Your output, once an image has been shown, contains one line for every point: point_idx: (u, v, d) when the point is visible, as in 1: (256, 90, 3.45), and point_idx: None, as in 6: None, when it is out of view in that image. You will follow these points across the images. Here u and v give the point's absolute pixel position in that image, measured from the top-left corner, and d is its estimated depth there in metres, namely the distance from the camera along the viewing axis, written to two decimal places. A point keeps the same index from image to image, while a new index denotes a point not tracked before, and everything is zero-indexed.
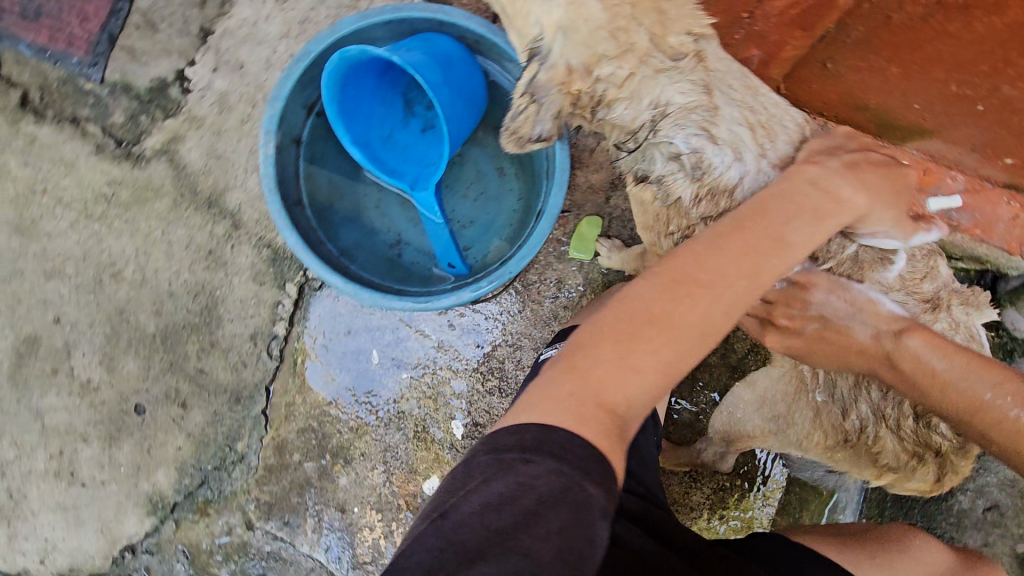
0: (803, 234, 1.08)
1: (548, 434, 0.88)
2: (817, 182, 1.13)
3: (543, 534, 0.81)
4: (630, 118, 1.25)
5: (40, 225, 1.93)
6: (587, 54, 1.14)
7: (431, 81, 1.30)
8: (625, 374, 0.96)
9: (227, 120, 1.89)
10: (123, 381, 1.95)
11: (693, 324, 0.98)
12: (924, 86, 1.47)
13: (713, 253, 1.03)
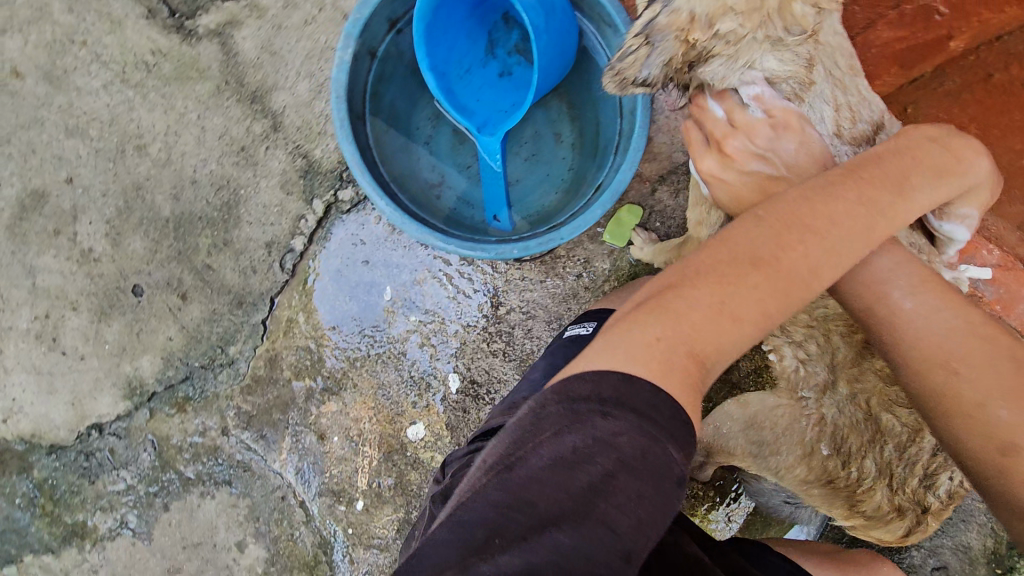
0: (925, 195, 1.00)
1: (628, 386, 0.85)
2: (936, 141, 1.04)
3: (621, 501, 0.81)
4: (718, 77, 1.14)
5: (71, 78, 1.83)
6: (715, 2, 0.95)
7: (534, 23, 1.27)
8: (721, 318, 0.90)
9: (290, 17, 1.81)
10: (126, 259, 1.89)
11: (802, 275, 0.91)
12: (998, 154, 1.45)
13: (828, 201, 0.94)
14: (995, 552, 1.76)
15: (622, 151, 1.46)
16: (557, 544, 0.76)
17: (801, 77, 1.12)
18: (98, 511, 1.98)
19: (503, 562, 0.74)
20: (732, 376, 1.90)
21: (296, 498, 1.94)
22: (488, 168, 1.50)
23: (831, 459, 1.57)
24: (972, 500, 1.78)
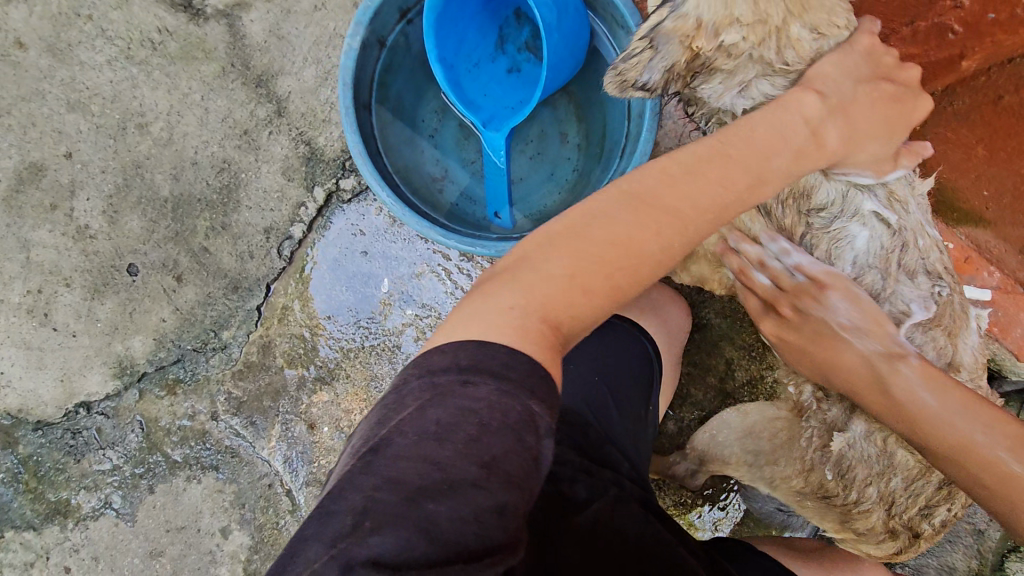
0: (784, 169, 1.05)
1: (486, 352, 0.81)
2: (808, 119, 1.09)
3: (487, 460, 0.75)
4: (716, 95, 1.29)
5: (75, 51, 1.81)
6: (721, 12, 1.08)
7: (547, 20, 1.26)
8: (575, 291, 0.91)
9: (299, 2, 1.79)
10: (122, 237, 1.87)
11: (650, 249, 0.95)
12: (1004, 176, 1.48)
13: (687, 175, 0.98)
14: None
15: (627, 153, 1.45)
16: (428, 516, 0.71)
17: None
18: (82, 490, 1.97)
19: (374, 544, 0.68)
20: (727, 385, 1.89)
21: (282, 487, 1.93)
22: (491, 163, 1.48)
23: (832, 481, 1.55)
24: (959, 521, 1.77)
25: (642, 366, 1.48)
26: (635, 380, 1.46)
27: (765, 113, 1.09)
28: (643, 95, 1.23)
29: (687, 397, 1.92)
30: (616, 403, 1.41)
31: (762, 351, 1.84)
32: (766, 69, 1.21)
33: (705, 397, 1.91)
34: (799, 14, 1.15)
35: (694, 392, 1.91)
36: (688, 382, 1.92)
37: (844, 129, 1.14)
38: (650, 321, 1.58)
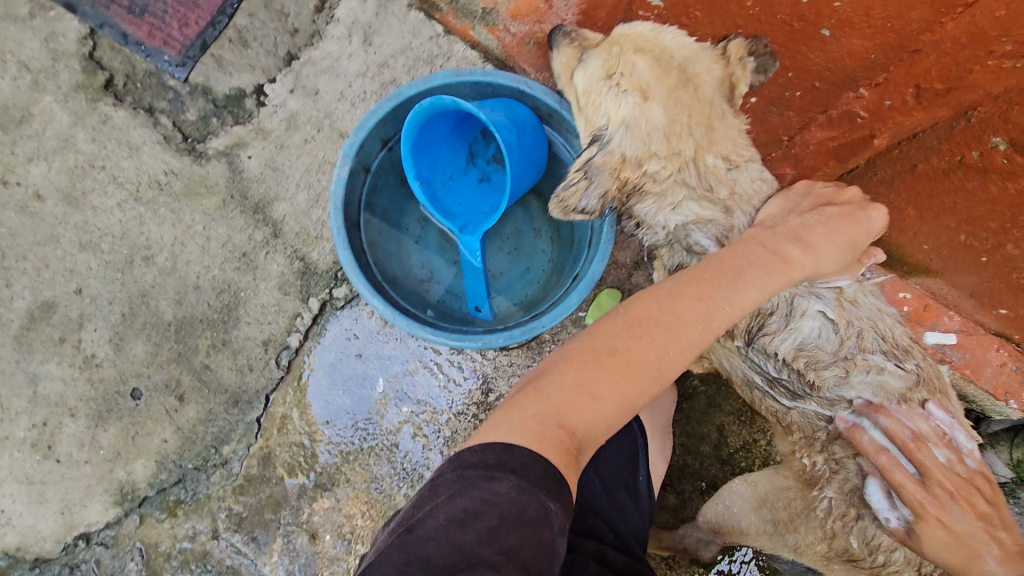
0: (758, 284, 1.14)
1: (510, 452, 0.93)
2: (766, 243, 1.23)
3: (500, 550, 0.87)
4: (651, 213, 1.47)
5: (88, 198, 1.99)
6: (641, 147, 1.30)
7: (508, 142, 1.42)
8: (583, 398, 1.01)
9: (291, 137, 2.04)
10: (127, 363, 1.96)
11: (649, 361, 1.04)
12: (937, 231, 1.70)
13: (675, 298, 1.10)
14: None
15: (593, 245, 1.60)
16: None
17: (722, 220, 1.42)
18: None
19: None
20: (723, 452, 1.93)
21: None
22: (469, 264, 1.62)
23: (858, 547, 1.61)
24: None
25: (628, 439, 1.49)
26: (620, 455, 1.49)
27: (726, 248, 1.25)
28: (585, 218, 1.39)
29: (686, 468, 1.94)
30: (598, 471, 1.46)
31: (750, 414, 1.92)
32: (695, 192, 1.39)
33: (701, 466, 1.93)
34: (710, 147, 1.35)
35: (691, 462, 1.94)
36: (685, 453, 1.94)
37: (806, 245, 1.23)
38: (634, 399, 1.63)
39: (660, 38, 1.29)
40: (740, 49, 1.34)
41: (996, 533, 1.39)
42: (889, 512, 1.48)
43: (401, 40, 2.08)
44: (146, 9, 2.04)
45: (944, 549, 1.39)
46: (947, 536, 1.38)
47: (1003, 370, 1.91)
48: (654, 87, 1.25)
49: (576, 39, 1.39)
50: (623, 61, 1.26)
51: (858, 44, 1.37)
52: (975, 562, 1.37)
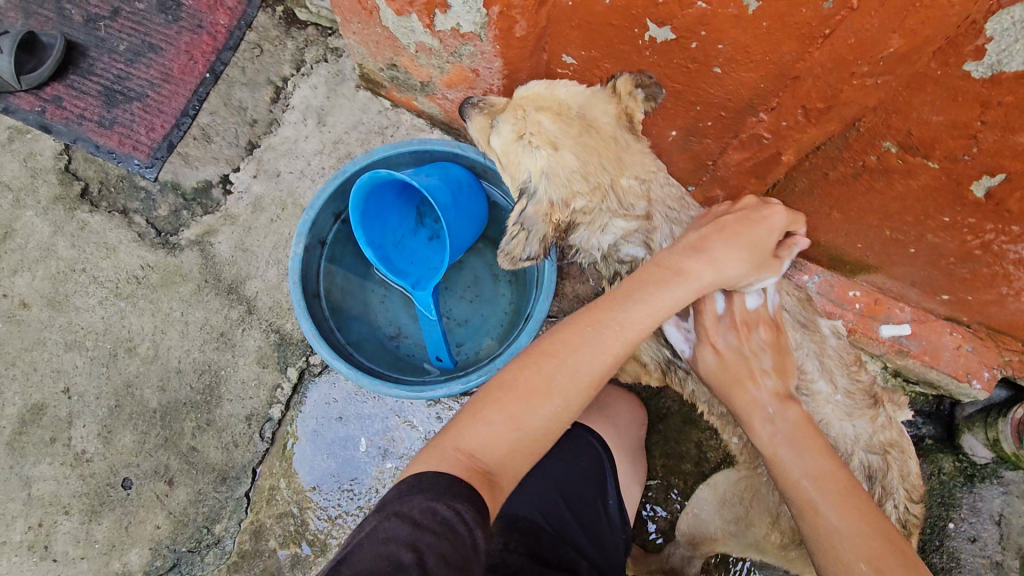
0: (648, 301, 1.20)
1: (416, 479, 1.01)
2: (662, 261, 1.28)
3: (424, 543, 0.90)
4: (586, 239, 1.61)
5: (71, 300, 2.10)
6: (564, 191, 1.46)
7: (443, 203, 1.55)
8: (477, 425, 1.10)
9: (258, 219, 2.17)
10: (116, 454, 2.01)
11: (542, 386, 1.13)
12: (863, 230, 1.82)
13: (568, 328, 1.19)
14: None
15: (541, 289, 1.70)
16: None
17: (645, 229, 1.56)
18: None
19: None
20: (705, 468, 2.01)
21: None
22: (426, 318, 1.73)
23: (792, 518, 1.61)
24: (974, 558, 2.06)
25: (596, 464, 1.62)
26: (589, 482, 1.59)
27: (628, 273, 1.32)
28: (532, 263, 1.57)
29: (671, 488, 2.03)
30: (570, 503, 1.53)
31: None
32: (617, 212, 1.53)
33: (685, 483, 2.01)
34: (622, 172, 1.51)
35: (674, 481, 2.03)
36: (668, 473, 2.04)
37: (700, 254, 1.28)
38: (595, 420, 1.75)
39: (555, 92, 1.49)
40: (628, 84, 1.66)
41: (760, 382, 1.45)
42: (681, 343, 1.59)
43: (352, 118, 2.25)
44: (116, 121, 2.22)
45: (719, 372, 1.48)
46: (717, 364, 1.49)
47: (959, 352, 2.00)
48: (561, 139, 1.43)
49: (484, 108, 1.58)
50: (529, 122, 1.45)
51: (747, 77, 1.47)
52: (734, 388, 1.44)
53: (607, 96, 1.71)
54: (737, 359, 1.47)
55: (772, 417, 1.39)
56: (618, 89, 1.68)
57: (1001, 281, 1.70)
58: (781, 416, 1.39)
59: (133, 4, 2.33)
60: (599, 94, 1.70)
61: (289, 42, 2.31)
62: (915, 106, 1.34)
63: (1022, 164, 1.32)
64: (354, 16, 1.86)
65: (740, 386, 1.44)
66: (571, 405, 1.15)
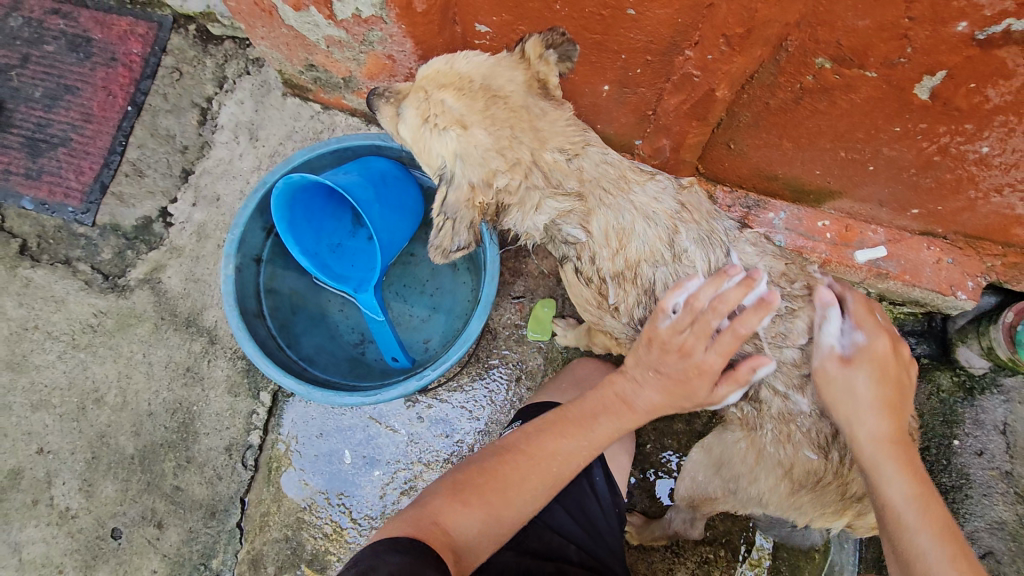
0: (605, 426, 1.33)
1: (394, 542, 1.08)
2: (620, 389, 1.36)
3: None
4: (520, 222, 1.56)
5: (29, 359, 2.06)
6: (483, 172, 1.45)
7: (364, 199, 1.55)
8: (457, 504, 1.20)
9: (205, 247, 2.11)
10: (101, 506, 1.98)
11: (515, 481, 1.24)
12: (818, 154, 1.74)
13: (540, 435, 1.31)
14: None
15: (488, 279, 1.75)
16: None
17: (580, 207, 1.52)
18: None
19: None
20: (697, 425, 2.02)
21: None
22: (374, 320, 1.74)
23: (818, 462, 1.52)
24: (982, 471, 1.96)
25: None
26: None
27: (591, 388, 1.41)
28: (465, 253, 1.56)
29: (666, 449, 2.02)
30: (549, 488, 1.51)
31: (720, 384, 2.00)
32: (547, 190, 1.49)
33: (680, 442, 2.01)
34: (544, 146, 1.48)
35: (669, 442, 2.02)
36: (661, 435, 2.02)
37: (653, 386, 1.33)
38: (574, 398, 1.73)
39: (455, 67, 1.48)
40: (538, 47, 1.50)
41: (887, 420, 1.27)
42: (839, 340, 1.37)
43: (284, 127, 2.17)
44: (43, 171, 2.16)
45: (858, 391, 1.30)
46: (870, 383, 1.29)
47: (941, 266, 1.93)
48: (468, 116, 1.42)
49: (391, 96, 1.57)
50: (432, 104, 1.45)
51: (664, 14, 1.39)
52: (880, 415, 1.27)
53: (515, 63, 1.52)
54: (885, 384, 1.29)
55: (899, 451, 1.24)
56: (527, 53, 1.51)
57: (968, 185, 1.62)
58: (907, 453, 1.25)
59: (42, 47, 2.25)
60: (503, 60, 1.51)
61: (208, 61, 2.22)
62: (838, 14, 1.26)
63: (959, 56, 1.24)
64: (257, 20, 1.76)
65: (882, 415, 1.27)
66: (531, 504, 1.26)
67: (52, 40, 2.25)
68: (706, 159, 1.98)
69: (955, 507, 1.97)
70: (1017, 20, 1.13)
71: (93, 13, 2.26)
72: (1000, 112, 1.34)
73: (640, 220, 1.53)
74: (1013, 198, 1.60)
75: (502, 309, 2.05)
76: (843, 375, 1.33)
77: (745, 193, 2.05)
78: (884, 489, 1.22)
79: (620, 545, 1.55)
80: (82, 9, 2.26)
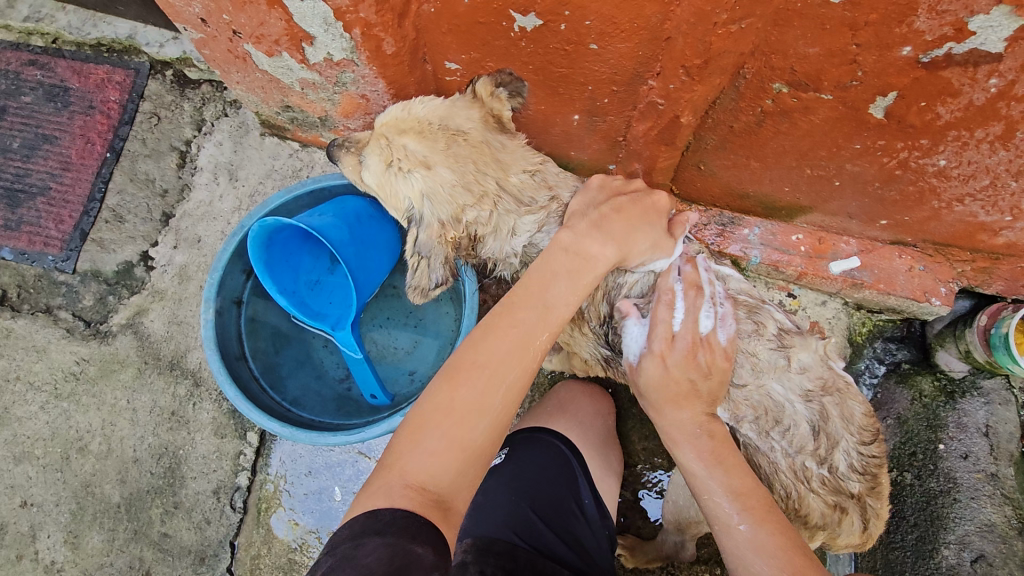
0: (559, 290, 1.23)
1: (373, 518, 0.94)
2: (568, 248, 1.30)
3: None
4: (498, 249, 1.59)
5: (11, 411, 2.05)
6: (451, 208, 1.50)
7: (338, 240, 1.60)
8: (419, 452, 1.03)
9: (188, 288, 2.10)
10: (87, 558, 1.95)
11: (478, 399, 1.09)
12: (785, 172, 1.78)
13: (486, 335, 1.15)
14: (1016, 520, 1.88)
15: (467, 312, 1.78)
16: None
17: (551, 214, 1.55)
18: None
19: None
20: None
21: None
22: (352, 357, 1.76)
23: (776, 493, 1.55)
24: (969, 474, 1.96)
25: (562, 460, 1.63)
26: (559, 486, 1.57)
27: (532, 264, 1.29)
28: (442, 288, 1.65)
29: (656, 468, 2.02)
30: (541, 514, 1.48)
31: None
32: (520, 211, 1.55)
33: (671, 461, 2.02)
34: (508, 172, 1.54)
35: (659, 461, 2.02)
36: (651, 455, 2.03)
37: (620, 216, 1.37)
38: (560, 422, 1.77)
39: (413, 112, 1.52)
40: (488, 86, 1.64)
41: (678, 405, 1.32)
42: (633, 350, 1.43)
43: (263, 166, 2.18)
44: (22, 221, 2.18)
45: (655, 387, 1.34)
46: (661, 376, 1.33)
47: (913, 274, 1.97)
48: (431, 157, 1.47)
49: (351, 146, 1.61)
50: (395, 149, 1.49)
51: (624, 47, 1.43)
52: (674, 404, 1.32)
53: (469, 102, 1.64)
54: (685, 377, 1.32)
55: (699, 437, 1.30)
56: (479, 92, 1.65)
57: (930, 197, 1.66)
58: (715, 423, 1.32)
59: (19, 99, 2.27)
60: (457, 101, 1.56)
61: (185, 104, 2.25)
62: (789, 42, 1.32)
63: (907, 78, 1.30)
64: (230, 65, 1.79)
65: (687, 402, 1.31)
66: (508, 415, 1.12)
67: (30, 91, 2.27)
68: (679, 180, 2.02)
69: (943, 513, 1.95)
70: (957, 44, 1.18)
71: (70, 63, 2.29)
72: (952, 127, 1.39)
73: None
74: (975, 207, 1.64)
75: None
76: (636, 373, 1.40)
77: (719, 211, 2.11)
78: (688, 470, 1.30)
79: (612, 567, 1.56)
80: (59, 60, 2.29)
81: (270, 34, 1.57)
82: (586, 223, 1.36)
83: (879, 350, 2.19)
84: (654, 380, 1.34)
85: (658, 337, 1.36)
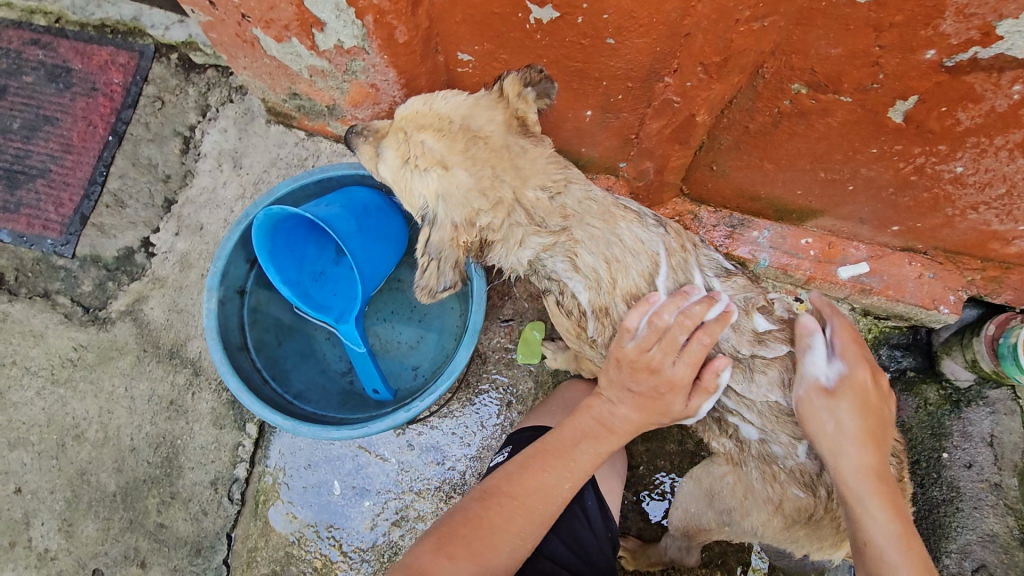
0: (586, 456, 1.38)
1: None
2: (596, 414, 1.41)
3: None
4: (504, 257, 1.57)
5: (8, 396, 2.02)
6: (464, 211, 1.47)
7: (345, 231, 1.58)
8: (441, 558, 1.25)
9: (188, 276, 2.07)
10: (82, 546, 1.93)
11: (501, 524, 1.30)
12: (799, 174, 1.76)
13: (522, 472, 1.36)
14: (1018, 531, 1.88)
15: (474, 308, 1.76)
16: None
17: (561, 239, 1.52)
18: None
19: None
20: (689, 445, 2.01)
21: None
22: (355, 351, 1.74)
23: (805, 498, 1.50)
24: (972, 484, 1.96)
25: None
26: None
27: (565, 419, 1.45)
28: (449, 291, 1.60)
29: (659, 470, 2.01)
30: None
31: None
32: (530, 227, 1.51)
33: (673, 463, 2.01)
34: (525, 183, 1.50)
35: (661, 463, 2.01)
36: (653, 457, 2.01)
37: (636, 405, 1.38)
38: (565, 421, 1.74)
39: (436, 107, 1.50)
40: (516, 84, 1.52)
41: (867, 446, 1.27)
42: (823, 370, 1.36)
43: (268, 154, 2.15)
44: (21, 204, 2.14)
45: (844, 424, 1.29)
46: (854, 416, 1.29)
47: (923, 281, 1.95)
48: (448, 157, 1.44)
49: (368, 135, 1.57)
50: (413, 145, 1.47)
51: (640, 43, 1.40)
52: (866, 446, 1.27)
53: (493, 100, 1.53)
54: (877, 421, 1.30)
55: (880, 484, 1.25)
56: (505, 90, 1.53)
57: (945, 203, 1.64)
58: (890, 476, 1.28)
59: (20, 78, 2.23)
60: (481, 100, 1.52)
61: (190, 89, 2.21)
62: (811, 42, 1.30)
63: (929, 82, 1.27)
64: (237, 50, 1.75)
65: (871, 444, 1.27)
66: (527, 546, 1.33)
67: (31, 71, 2.23)
68: (690, 180, 2.00)
69: (947, 523, 1.96)
70: (983, 48, 1.16)
71: (73, 43, 2.24)
72: (971, 134, 1.37)
73: (628, 255, 1.50)
74: (989, 215, 1.62)
75: (490, 332, 2.04)
76: (826, 405, 1.33)
77: (729, 212, 2.08)
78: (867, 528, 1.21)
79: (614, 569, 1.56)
80: (62, 39, 2.24)
81: (280, 18, 1.54)
82: (620, 389, 1.40)
83: (885, 357, 2.17)
84: (846, 422, 1.29)
85: (850, 378, 1.33)
